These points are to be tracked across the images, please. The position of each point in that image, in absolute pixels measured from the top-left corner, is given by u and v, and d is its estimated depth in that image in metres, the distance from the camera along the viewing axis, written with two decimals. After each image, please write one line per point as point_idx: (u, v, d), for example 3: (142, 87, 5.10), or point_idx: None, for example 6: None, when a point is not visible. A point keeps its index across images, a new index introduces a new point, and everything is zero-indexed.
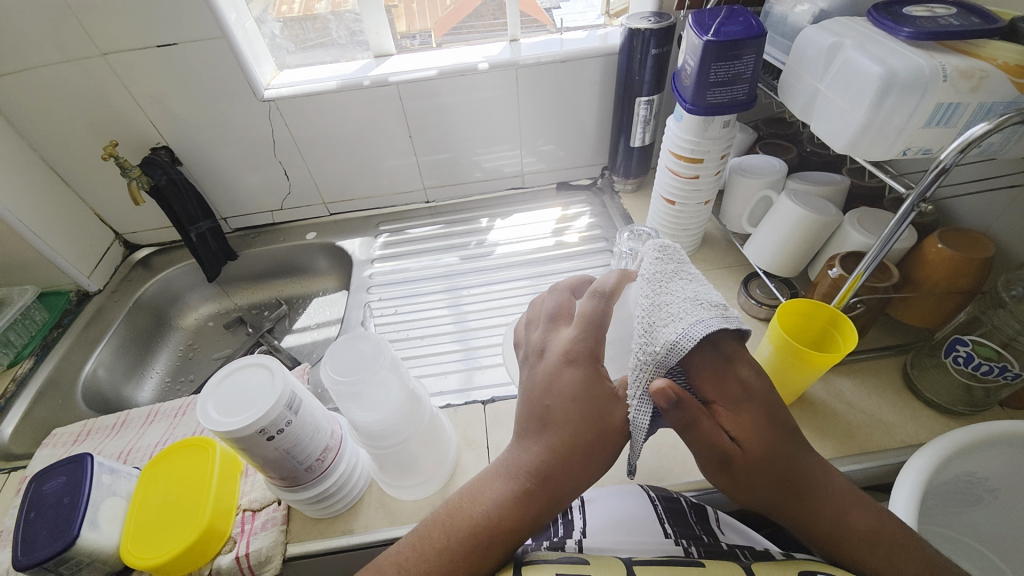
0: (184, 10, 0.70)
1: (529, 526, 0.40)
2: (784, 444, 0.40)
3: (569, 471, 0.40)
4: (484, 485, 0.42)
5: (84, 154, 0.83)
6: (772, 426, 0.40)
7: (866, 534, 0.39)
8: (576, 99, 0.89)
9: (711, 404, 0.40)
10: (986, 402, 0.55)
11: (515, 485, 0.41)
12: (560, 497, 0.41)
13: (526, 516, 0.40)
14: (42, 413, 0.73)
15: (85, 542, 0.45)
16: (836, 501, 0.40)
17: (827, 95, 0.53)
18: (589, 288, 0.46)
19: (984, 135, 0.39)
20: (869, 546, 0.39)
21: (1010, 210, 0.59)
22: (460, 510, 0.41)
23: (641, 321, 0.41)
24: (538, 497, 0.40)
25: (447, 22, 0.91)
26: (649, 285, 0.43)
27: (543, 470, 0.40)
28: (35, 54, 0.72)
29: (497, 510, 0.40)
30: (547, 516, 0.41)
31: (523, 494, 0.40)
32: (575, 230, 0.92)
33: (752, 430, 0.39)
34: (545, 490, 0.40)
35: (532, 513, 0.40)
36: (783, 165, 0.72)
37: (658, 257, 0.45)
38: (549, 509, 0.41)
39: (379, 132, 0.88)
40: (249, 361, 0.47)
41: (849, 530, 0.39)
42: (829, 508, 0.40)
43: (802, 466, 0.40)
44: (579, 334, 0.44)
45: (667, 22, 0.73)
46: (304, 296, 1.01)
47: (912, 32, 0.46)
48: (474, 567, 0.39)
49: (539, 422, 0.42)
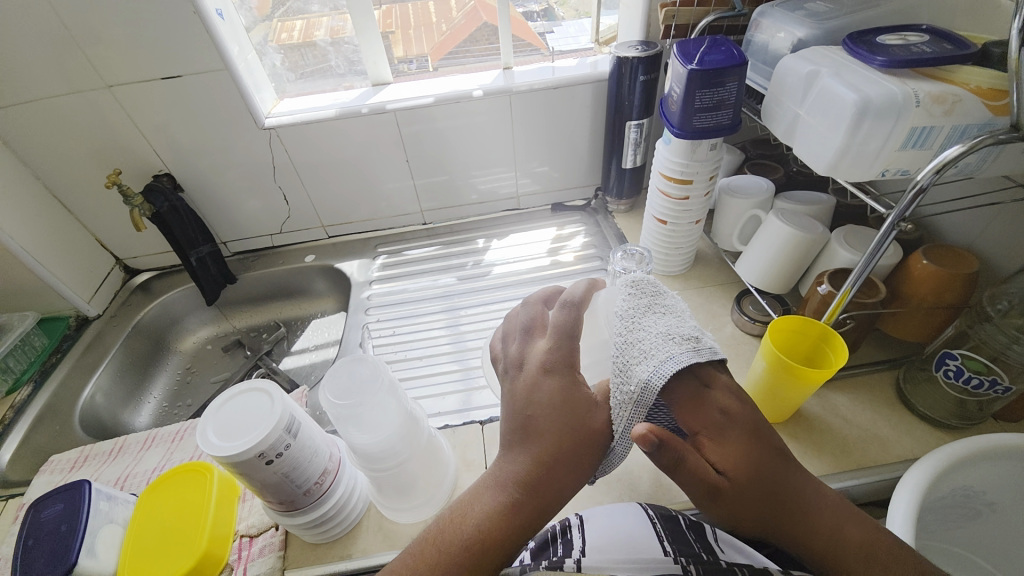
0: (189, 43, 0.73)
1: (520, 536, 0.40)
2: (770, 460, 0.40)
3: (556, 478, 0.40)
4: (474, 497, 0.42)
5: (87, 181, 0.85)
6: (756, 446, 0.40)
7: (862, 546, 0.39)
8: (568, 123, 0.91)
9: (696, 436, 0.41)
10: (980, 415, 0.56)
11: (504, 497, 0.40)
12: (547, 502, 0.40)
13: (515, 525, 0.39)
14: (40, 440, 0.72)
15: (82, 571, 0.45)
16: (830, 514, 0.41)
17: (808, 119, 0.56)
18: (559, 299, 0.48)
19: (958, 157, 0.40)
20: (867, 560, 0.39)
21: (992, 226, 0.60)
22: (453, 522, 0.41)
23: (616, 359, 0.42)
24: (525, 507, 0.40)
25: (445, 47, 0.94)
26: (622, 320, 0.45)
27: (529, 479, 0.40)
28: (42, 87, 0.74)
29: (486, 521, 0.40)
30: (537, 525, 0.41)
31: (510, 504, 0.40)
32: (570, 250, 0.93)
33: (736, 453, 0.39)
34: (532, 499, 0.40)
35: (520, 522, 0.40)
36: (771, 185, 0.74)
37: (631, 291, 0.47)
38: (538, 517, 0.40)
39: (378, 157, 0.90)
40: (245, 386, 0.47)
41: (843, 542, 0.40)
42: (823, 521, 0.40)
43: (792, 481, 0.41)
44: (553, 346, 0.45)
45: (654, 50, 0.76)
46: (303, 318, 1.02)
47: (885, 60, 0.48)
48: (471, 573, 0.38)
49: (522, 429, 0.42)
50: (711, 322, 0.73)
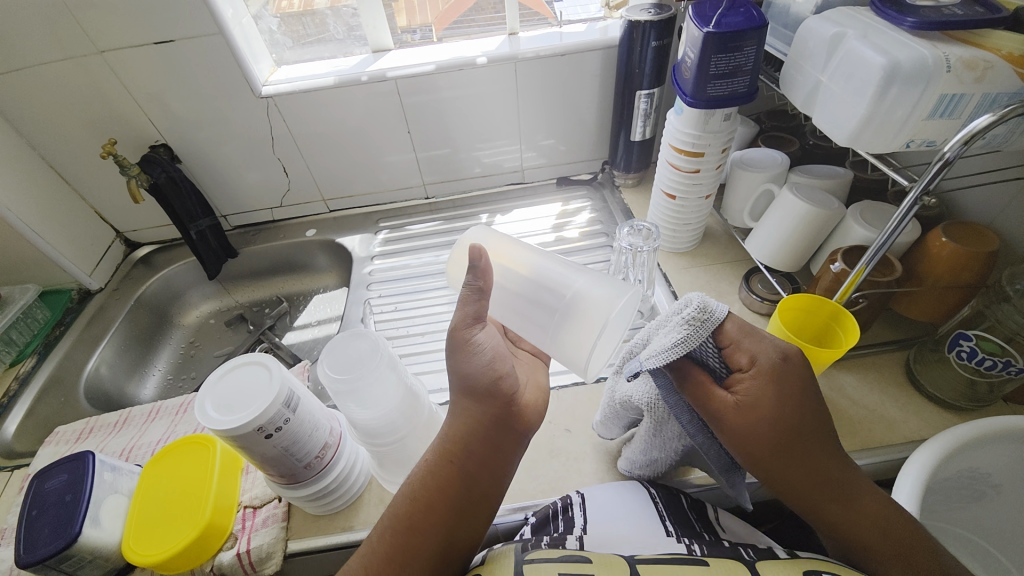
0: (181, 7, 0.70)
1: (458, 481, 0.44)
2: (808, 416, 0.42)
3: (468, 419, 0.45)
4: (457, 411, 0.46)
5: (82, 152, 0.83)
6: (785, 405, 0.42)
7: (875, 518, 0.41)
8: (576, 93, 0.88)
9: (739, 371, 0.44)
10: (990, 397, 0.55)
11: (456, 438, 0.45)
12: (474, 435, 0.44)
13: (459, 471, 0.44)
14: (45, 412, 0.73)
15: (87, 540, 0.46)
16: (846, 482, 0.42)
17: (829, 86, 0.52)
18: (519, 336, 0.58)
19: (988, 127, 0.38)
20: (881, 531, 0.41)
21: (1015, 203, 0.58)
22: (450, 464, 0.44)
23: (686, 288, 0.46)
24: (466, 449, 0.44)
25: (449, 16, 0.90)
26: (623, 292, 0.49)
27: (467, 430, 0.44)
28: (31, 53, 0.71)
29: (460, 462, 0.44)
30: (466, 467, 0.44)
31: (456, 452, 0.44)
32: (575, 225, 0.91)
33: (773, 399, 0.42)
34: (462, 446, 0.44)
35: (463, 464, 0.44)
36: (785, 158, 0.71)
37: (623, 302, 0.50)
38: (464, 459, 0.44)
39: (379, 128, 0.88)
40: (248, 358, 0.47)
41: (858, 510, 0.41)
42: (840, 485, 0.42)
43: (823, 445, 0.42)
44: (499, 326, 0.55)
45: (668, 13, 0.72)
46: (305, 293, 1.01)
47: (915, 22, 0.45)
48: (453, 504, 0.43)
49: (457, 387, 0.46)
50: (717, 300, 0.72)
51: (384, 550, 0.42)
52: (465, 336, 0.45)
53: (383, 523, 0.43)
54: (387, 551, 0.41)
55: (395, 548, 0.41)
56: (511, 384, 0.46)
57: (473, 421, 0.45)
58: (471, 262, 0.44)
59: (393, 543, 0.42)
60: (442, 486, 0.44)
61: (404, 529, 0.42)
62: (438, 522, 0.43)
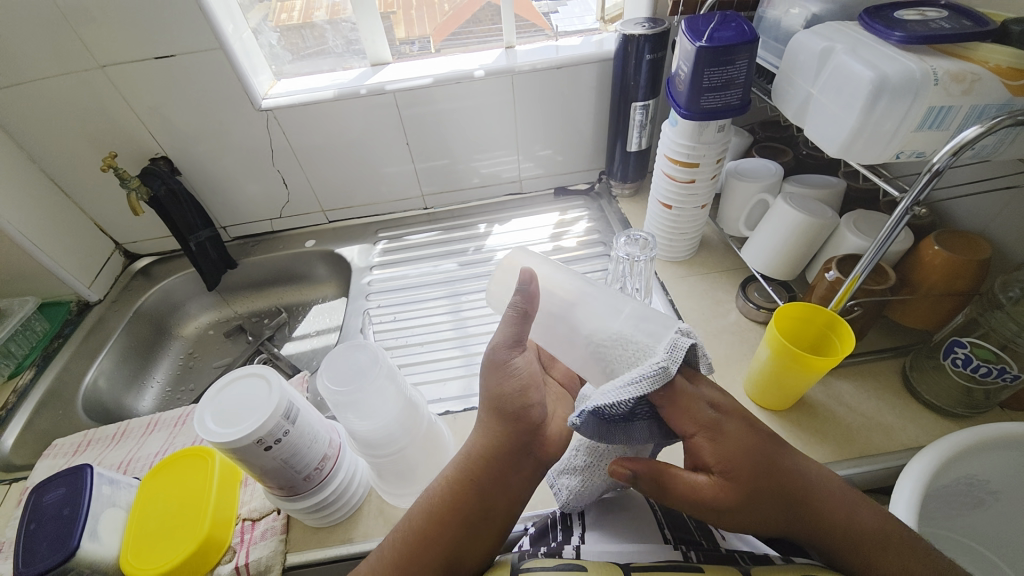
0: (182, 23, 0.71)
1: (468, 507, 0.43)
2: (771, 446, 0.40)
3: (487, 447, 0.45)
4: (480, 432, 0.46)
5: (82, 165, 0.84)
6: (753, 441, 0.40)
7: (876, 535, 0.40)
8: (573, 104, 0.89)
9: (693, 437, 0.40)
10: (987, 403, 0.55)
11: (464, 466, 0.45)
12: (496, 457, 0.45)
13: (460, 504, 0.43)
14: (44, 424, 0.73)
15: (85, 553, 0.45)
16: (843, 506, 0.41)
17: (820, 98, 0.53)
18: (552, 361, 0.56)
19: (976, 138, 0.39)
20: (881, 547, 0.39)
21: (1006, 211, 0.59)
22: (446, 497, 0.44)
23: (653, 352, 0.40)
24: (481, 474, 0.44)
25: (446, 29, 0.91)
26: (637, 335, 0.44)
27: (487, 452, 0.45)
28: (33, 68, 0.72)
29: (461, 492, 0.44)
30: (472, 500, 0.44)
31: (464, 479, 0.44)
32: (573, 235, 0.92)
33: (734, 450, 0.39)
34: (482, 469, 0.44)
35: (473, 491, 0.44)
36: (779, 168, 0.72)
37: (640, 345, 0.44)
38: (482, 483, 0.44)
39: (378, 140, 0.89)
40: (247, 370, 0.47)
41: (859, 532, 0.40)
42: (836, 511, 0.40)
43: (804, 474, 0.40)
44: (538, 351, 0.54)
45: (661, 27, 0.73)
46: (304, 303, 1.01)
47: (903, 36, 0.46)
48: (461, 527, 0.43)
49: (489, 408, 0.46)
50: (715, 309, 0.72)
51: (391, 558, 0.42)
52: (502, 359, 0.45)
53: (395, 530, 0.44)
54: (393, 558, 0.42)
55: (401, 556, 0.42)
56: (538, 414, 0.46)
57: (493, 445, 0.45)
58: (521, 285, 0.44)
59: (402, 554, 0.42)
60: (441, 512, 0.43)
61: (416, 538, 0.43)
62: (451, 533, 0.43)
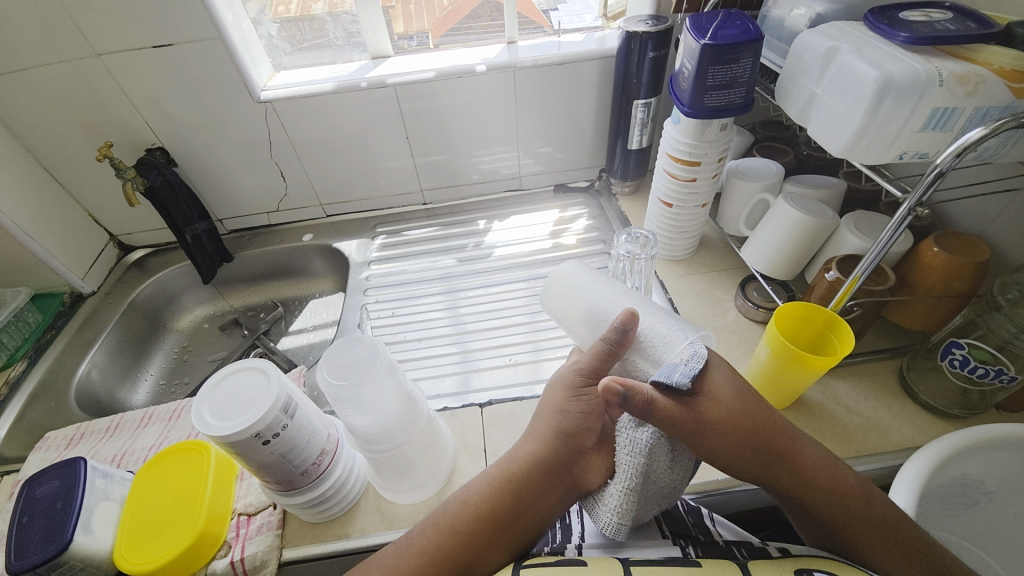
0: (180, 11, 0.70)
1: (503, 505, 0.45)
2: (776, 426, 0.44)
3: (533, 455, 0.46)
4: (531, 440, 0.47)
5: (77, 154, 0.83)
6: (749, 402, 0.44)
7: (876, 521, 0.42)
8: (574, 101, 0.89)
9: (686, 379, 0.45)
10: (983, 405, 0.55)
11: (506, 464, 0.46)
12: (538, 471, 0.45)
13: (499, 500, 0.45)
14: (36, 416, 0.72)
15: (79, 547, 0.45)
16: (847, 491, 0.43)
17: (824, 99, 0.53)
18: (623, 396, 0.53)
19: (980, 140, 0.39)
20: (879, 532, 0.42)
21: (1006, 214, 0.59)
22: (484, 490, 0.45)
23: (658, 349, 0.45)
24: (519, 479, 0.45)
25: (446, 23, 0.90)
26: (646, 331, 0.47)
27: (531, 461, 0.46)
28: (28, 56, 0.71)
29: (499, 489, 0.45)
30: (509, 498, 0.45)
31: (504, 477, 0.46)
32: (573, 232, 0.92)
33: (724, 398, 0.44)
34: (522, 474, 0.45)
35: (510, 490, 0.45)
36: (780, 168, 0.72)
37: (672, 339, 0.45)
38: (520, 487, 0.45)
39: (378, 134, 0.88)
40: (244, 364, 0.47)
41: (862, 518, 0.42)
42: (840, 496, 0.43)
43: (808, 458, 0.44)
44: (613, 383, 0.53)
45: (665, 25, 0.73)
46: (301, 297, 1.00)
47: (908, 37, 0.46)
48: (493, 520, 0.44)
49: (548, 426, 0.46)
50: (714, 307, 0.72)
51: (425, 545, 0.44)
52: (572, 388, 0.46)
53: (428, 520, 0.46)
54: (425, 545, 0.44)
55: (432, 545, 0.43)
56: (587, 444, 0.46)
57: (538, 460, 0.46)
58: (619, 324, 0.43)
59: (435, 540, 0.44)
60: (479, 503, 0.45)
61: (448, 528, 0.44)
62: (485, 529, 0.44)
